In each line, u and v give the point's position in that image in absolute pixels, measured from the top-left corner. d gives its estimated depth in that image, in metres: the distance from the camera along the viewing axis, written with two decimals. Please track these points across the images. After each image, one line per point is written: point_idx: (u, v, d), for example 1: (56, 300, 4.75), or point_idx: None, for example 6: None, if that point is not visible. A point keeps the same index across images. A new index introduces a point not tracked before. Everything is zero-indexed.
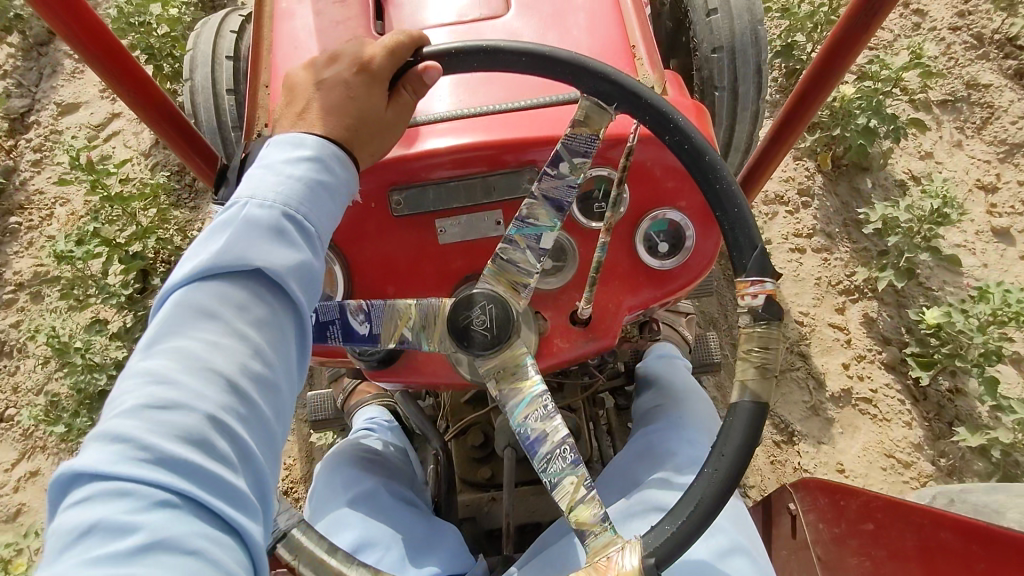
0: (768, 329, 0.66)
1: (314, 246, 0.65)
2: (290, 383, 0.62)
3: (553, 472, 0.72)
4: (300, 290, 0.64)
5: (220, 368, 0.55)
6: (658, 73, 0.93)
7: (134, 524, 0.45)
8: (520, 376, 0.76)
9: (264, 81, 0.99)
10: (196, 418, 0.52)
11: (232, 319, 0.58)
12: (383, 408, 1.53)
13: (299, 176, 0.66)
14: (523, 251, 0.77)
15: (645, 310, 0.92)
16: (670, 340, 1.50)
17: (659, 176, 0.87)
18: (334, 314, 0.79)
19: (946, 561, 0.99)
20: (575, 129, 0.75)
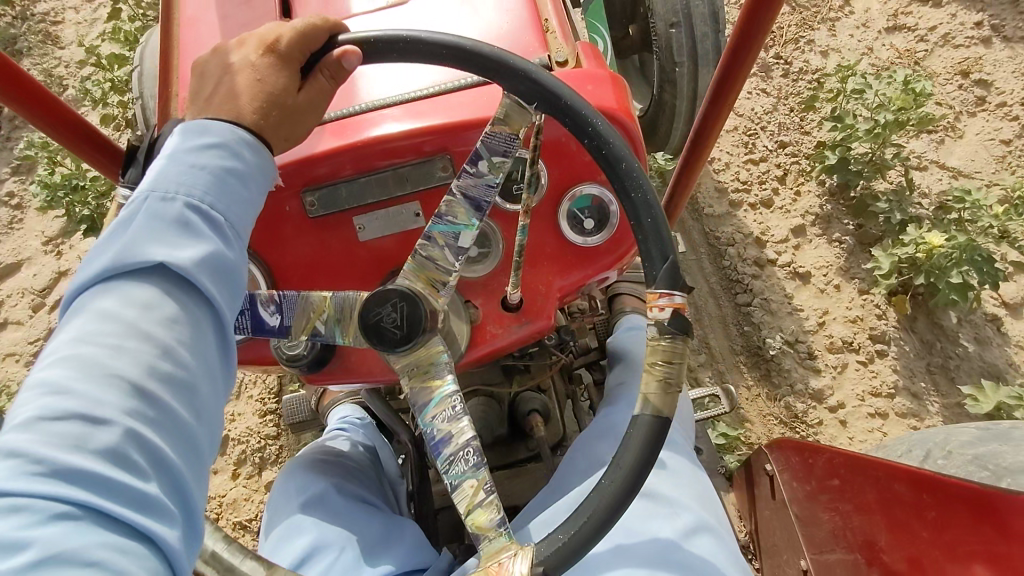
0: (674, 346, 0.62)
1: (231, 237, 0.57)
2: (217, 385, 0.53)
3: (454, 474, 0.72)
4: (222, 284, 0.55)
5: (130, 368, 0.47)
6: (570, 46, 0.91)
7: (22, 543, 0.37)
8: (431, 376, 0.76)
9: (175, 92, 0.98)
10: (100, 425, 0.43)
11: (143, 311, 0.49)
12: (355, 406, 1.53)
13: (204, 165, 0.57)
14: (441, 248, 0.75)
15: (579, 289, 0.91)
16: (636, 310, 1.46)
17: (576, 151, 0.84)
18: (244, 305, 0.77)
19: (903, 510, 0.98)
20: (494, 127, 0.72)
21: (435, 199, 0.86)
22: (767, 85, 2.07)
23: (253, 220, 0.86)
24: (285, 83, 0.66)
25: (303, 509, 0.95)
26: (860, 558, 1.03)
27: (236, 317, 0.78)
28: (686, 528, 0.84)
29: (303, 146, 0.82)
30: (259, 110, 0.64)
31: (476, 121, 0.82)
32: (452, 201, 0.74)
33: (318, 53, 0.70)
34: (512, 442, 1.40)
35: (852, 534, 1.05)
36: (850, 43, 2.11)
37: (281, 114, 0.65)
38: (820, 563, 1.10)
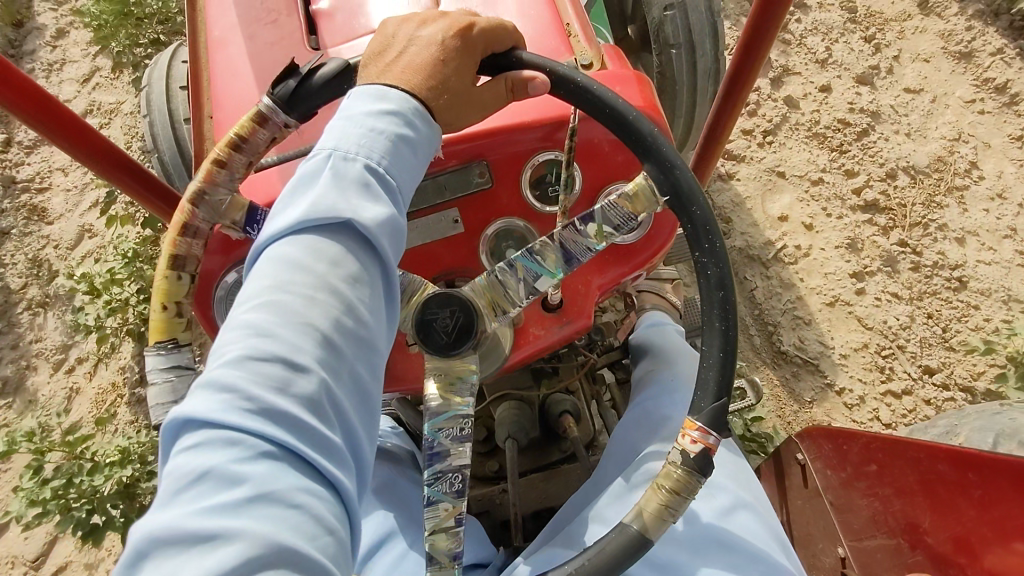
0: (683, 480, 0.65)
1: (395, 202, 0.62)
2: (382, 341, 0.59)
3: (434, 490, 0.74)
4: (387, 247, 0.60)
5: (318, 322, 0.53)
6: (595, 48, 0.92)
7: (241, 474, 0.45)
8: (455, 390, 0.76)
9: (207, 112, 1.00)
10: (297, 372, 0.50)
11: (326, 271, 0.55)
12: (384, 417, 1.53)
13: (385, 131, 0.62)
14: (518, 281, 0.77)
15: (615, 287, 0.92)
16: (657, 307, 1.48)
17: (608, 152, 0.86)
18: None
19: (946, 489, 0.99)
20: (616, 200, 0.74)
21: (473, 205, 0.88)
22: (897, 285, 1.83)
23: None
24: (460, 70, 0.69)
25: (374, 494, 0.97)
26: (903, 542, 1.04)
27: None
28: (723, 508, 0.84)
29: None
30: (433, 92, 0.67)
31: (515, 125, 0.85)
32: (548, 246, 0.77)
33: (494, 54, 0.74)
34: (545, 444, 1.41)
35: (892, 519, 1.06)
36: (987, 221, 1.90)
37: (451, 97, 0.69)
38: (858, 550, 1.09)
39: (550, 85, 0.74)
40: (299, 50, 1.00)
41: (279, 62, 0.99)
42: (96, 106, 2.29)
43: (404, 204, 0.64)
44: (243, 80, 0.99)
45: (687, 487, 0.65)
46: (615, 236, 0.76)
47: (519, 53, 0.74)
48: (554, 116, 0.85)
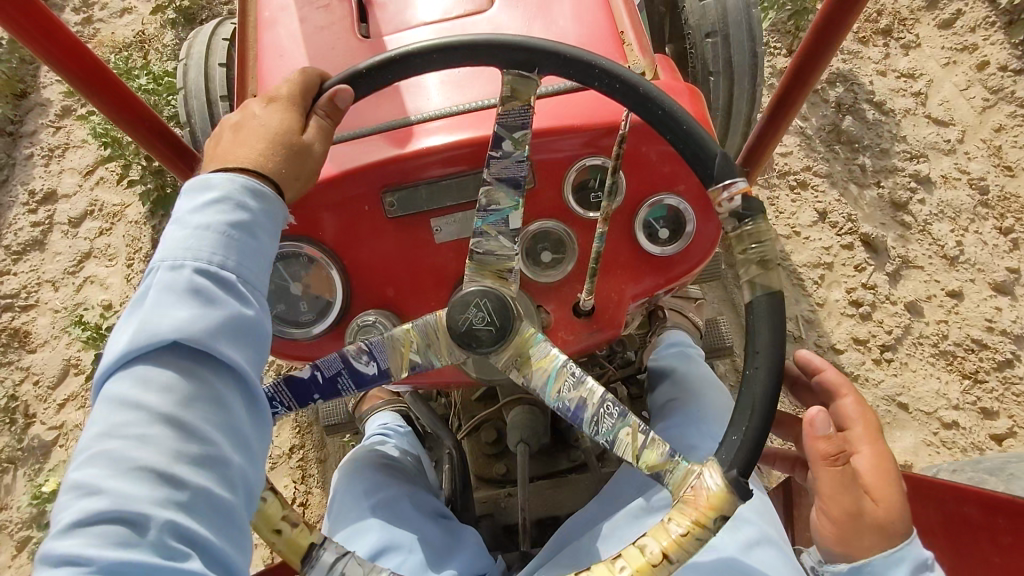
0: (755, 227, 0.71)
1: (236, 296, 0.64)
2: (241, 447, 0.61)
3: (606, 430, 0.75)
4: (235, 347, 0.63)
5: (152, 461, 0.55)
6: (649, 58, 0.92)
7: None
8: (536, 356, 0.76)
9: (253, 90, 1.00)
10: (136, 516, 0.52)
11: (162, 401, 0.57)
12: (395, 412, 1.51)
13: (218, 229, 0.65)
14: (496, 238, 0.77)
15: (648, 298, 0.91)
16: (680, 326, 1.46)
17: (655, 162, 0.85)
18: (338, 364, 0.78)
19: (969, 533, 0.98)
20: (505, 104, 0.74)
21: None
22: None
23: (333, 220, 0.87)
24: (284, 122, 0.74)
25: (370, 507, 0.95)
26: None
27: (335, 380, 0.79)
28: (747, 541, 0.83)
29: (383, 152, 0.85)
30: (266, 151, 0.72)
31: (561, 128, 0.84)
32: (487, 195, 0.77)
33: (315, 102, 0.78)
34: (555, 452, 1.40)
35: None
36: None
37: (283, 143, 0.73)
38: None
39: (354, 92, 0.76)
40: (349, 35, 1.00)
41: (328, 48, 0.98)
42: (97, 206, 2.09)
43: (253, 294, 0.67)
44: (292, 61, 0.98)
45: (759, 219, 0.71)
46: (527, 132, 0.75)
47: (323, 86, 0.77)
48: (604, 121, 0.84)
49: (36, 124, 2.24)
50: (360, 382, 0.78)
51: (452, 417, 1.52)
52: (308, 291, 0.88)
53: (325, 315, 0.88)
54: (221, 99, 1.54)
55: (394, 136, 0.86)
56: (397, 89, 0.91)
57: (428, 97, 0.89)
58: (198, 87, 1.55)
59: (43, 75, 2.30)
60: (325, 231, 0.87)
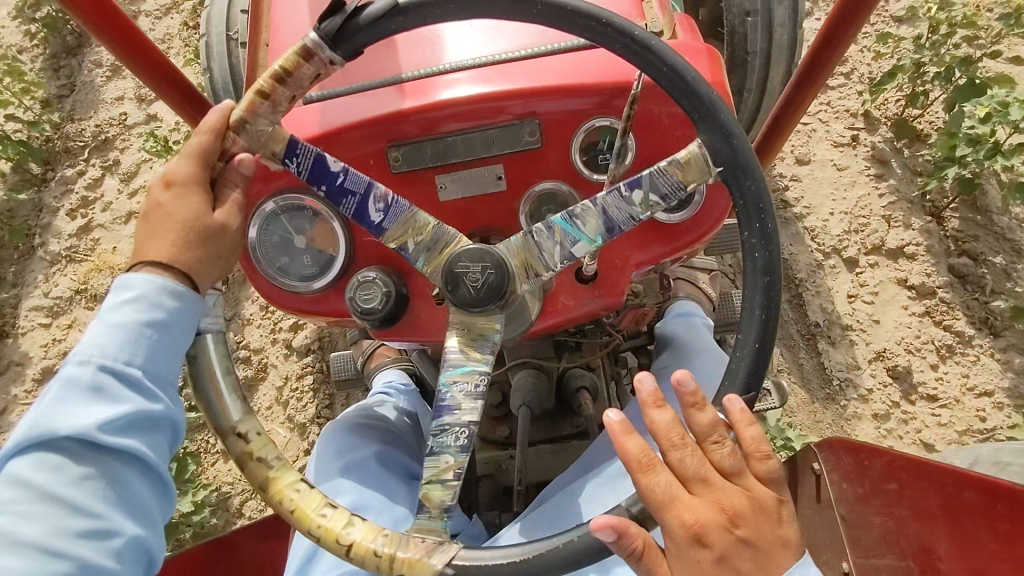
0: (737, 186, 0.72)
1: (139, 392, 0.66)
2: (167, 433, 0.70)
3: (438, 440, 0.73)
4: (134, 439, 0.66)
5: (84, 472, 0.63)
6: (668, 17, 0.88)
7: (103, 534, 0.63)
8: (479, 346, 0.75)
9: (264, 40, 0.98)
10: (82, 459, 0.63)
11: (66, 478, 0.62)
12: (401, 370, 1.53)
13: (134, 329, 0.67)
14: (555, 244, 0.74)
15: (654, 266, 0.89)
16: (691, 297, 1.44)
17: (667, 126, 0.82)
18: (360, 187, 0.76)
19: (971, 518, 0.97)
20: (667, 166, 0.72)
21: (519, 164, 0.85)
22: None
23: None
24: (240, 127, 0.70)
25: (341, 469, 0.96)
26: (912, 565, 1.02)
27: (343, 196, 0.77)
28: None
29: (391, 106, 0.83)
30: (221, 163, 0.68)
31: (570, 86, 0.81)
32: (700, 157, 0.71)
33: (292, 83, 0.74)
34: (557, 417, 1.40)
35: (905, 541, 1.04)
36: None
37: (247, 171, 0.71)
38: (863, 566, 1.08)
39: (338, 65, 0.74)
40: None
41: None
42: None
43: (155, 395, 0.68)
44: (303, 10, 0.97)
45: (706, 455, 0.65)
46: (660, 205, 0.73)
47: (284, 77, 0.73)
48: (616, 80, 0.82)
49: (9, 395, 1.91)
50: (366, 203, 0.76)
51: None
52: (312, 245, 0.88)
53: (327, 269, 0.89)
54: (239, 46, 1.52)
55: (401, 89, 0.84)
56: (409, 41, 0.89)
57: (437, 50, 0.87)
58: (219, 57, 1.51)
59: (24, 317, 2.00)
60: None
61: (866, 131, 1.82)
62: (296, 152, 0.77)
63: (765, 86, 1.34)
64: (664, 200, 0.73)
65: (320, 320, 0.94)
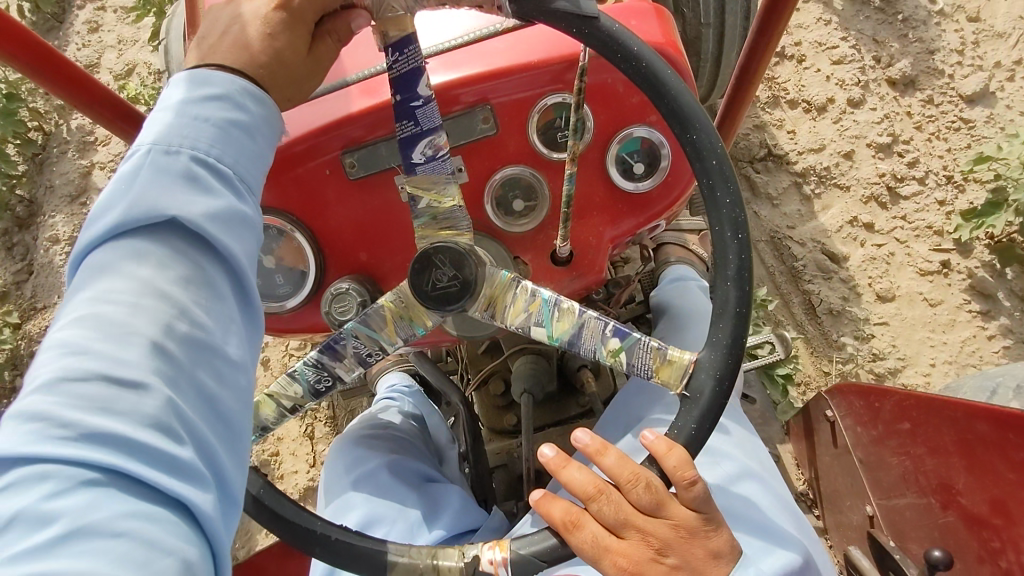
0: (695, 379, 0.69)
1: (198, 317, 0.51)
2: (234, 345, 0.54)
3: (311, 372, 0.79)
4: (195, 408, 0.49)
5: (143, 333, 0.48)
6: None
7: (53, 513, 0.39)
8: (397, 332, 0.78)
9: None
10: (128, 383, 0.46)
11: (151, 332, 0.48)
12: (403, 372, 1.51)
13: (219, 123, 0.59)
14: (525, 313, 0.74)
15: (629, 238, 0.88)
16: (683, 261, 1.40)
17: (623, 93, 0.80)
18: (432, 125, 0.71)
19: (985, 449, 0.94)
20: (655, 356, 0.72)
21: (478, 153, 0.83)
22: None
23: (295, 188, 0.84)
24: (292, 41, 0.66)
25: (352, 483, 0.96)
26: (933, 501, 1.01)
27: (405, 119, 0.71)
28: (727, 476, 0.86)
29: (340, 111, 0.81)
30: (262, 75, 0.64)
31: (517, 66, 0.79)
32: (685, 368, 0.70)
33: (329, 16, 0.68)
34: (563, 397, 1.39)
35: (924, 479, 1.03)
36: None
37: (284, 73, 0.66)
38: (888, 507, 1.09)
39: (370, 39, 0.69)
40: None
41: None
42: None
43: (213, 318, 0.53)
44: None
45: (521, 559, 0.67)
46: (625, 370, 0.74)
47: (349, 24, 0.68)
48: (564, 53, 0.79)
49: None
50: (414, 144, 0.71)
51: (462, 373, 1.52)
52: (281, 264, 0.86)
53: (300, 287, 0.87)
54: None
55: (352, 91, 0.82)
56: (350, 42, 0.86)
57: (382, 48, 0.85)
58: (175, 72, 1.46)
59: None
60: (288, 198, 0.84)
61: (957, 256, 1.68)
62: (408, 49, 0.69)
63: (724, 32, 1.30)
64: (631, 371, 0.74)
65: (302, 337, 0.92)
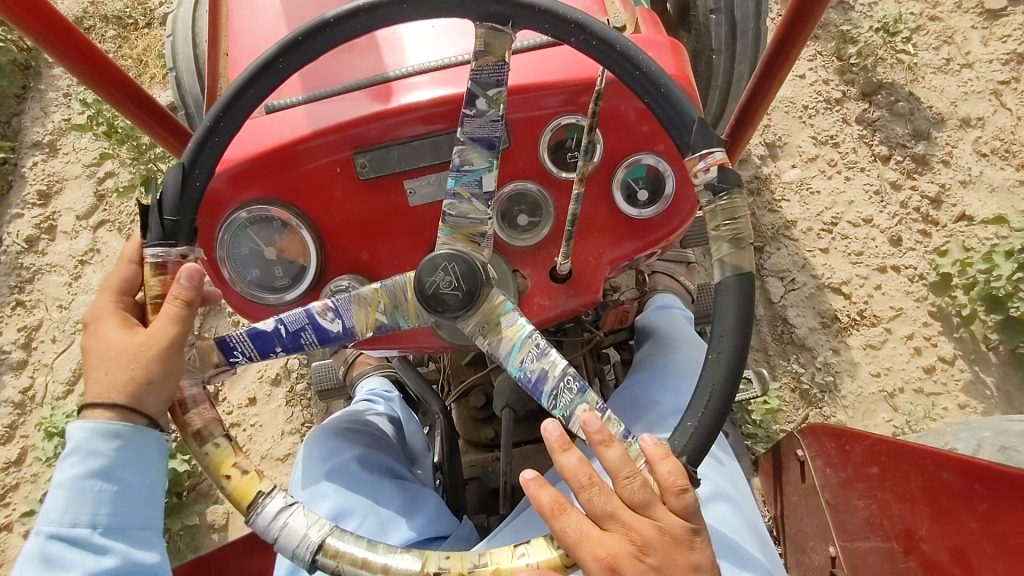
0: (729, 202, 0.69)
1: (96, 545, 0.65)
2: (137, 516, 0.68)
3: (562, 405, 0.73)
4: (106, 525, 0.66)
5: (73, 534, 0.64)
6: (631, 11, 0.89)
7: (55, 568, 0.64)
8: (502, 326, 0.74)
9: (224, 49, 0.97)
10: (78, 552, 0.64)
11: (81, 542, 0.64)
12: (384, 377, 1.51)
13: (74, 485, 0.65)
14: (469, 201, 0.75)
15: (627, 262, 0.89)
16: (670, 290, 1.43)
17: (634, 120, 0.82)
18: (303, 320, 0.75)
19: (951, 499, 0.97)
20: (478, 60, 0.72)
21: None
22: None
23: (303, 183, 0.85)
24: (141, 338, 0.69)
25: (326, 473, 0.93)
26: (896, 546, 1.03)
27: (299, 335, 0.75)
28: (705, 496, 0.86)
29: (358, 109, 0.82)
30: (135, 378, 0.67)
31: (536, 86, 0.81)
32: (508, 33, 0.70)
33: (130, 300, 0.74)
34: (541, 416, 1.39)
35: (889, 524, 1.05)
36: None
37: (141, 357, 0.68)
38: (850, 550, 1.09)
39: (223, 350, 0.75)
40: None
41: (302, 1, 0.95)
42: None
43: (114, 514, 0.66)
44: (266, 15, 0.95)
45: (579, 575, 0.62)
46: (503, 92, 0.73)
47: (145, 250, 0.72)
48: (580, 77, 0.81)
49: None
50: (320, 331, 0.75)
51: (444, 382, 1.52)
52: (282, 255, 0.86)
53: (299, 280, 0.87)
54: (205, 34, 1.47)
55: (377, 91, 0.83)
56: (372, 44, 0.88)
57: (403, 53, 0.87)
58: (191, 70, 1.45)
59: None
60: (296, 191, 0.85)
61: None
62: (235, 352, 0.75)
63: (733, 70, 1.35)
64: (500, 86, 0.73)
65: None
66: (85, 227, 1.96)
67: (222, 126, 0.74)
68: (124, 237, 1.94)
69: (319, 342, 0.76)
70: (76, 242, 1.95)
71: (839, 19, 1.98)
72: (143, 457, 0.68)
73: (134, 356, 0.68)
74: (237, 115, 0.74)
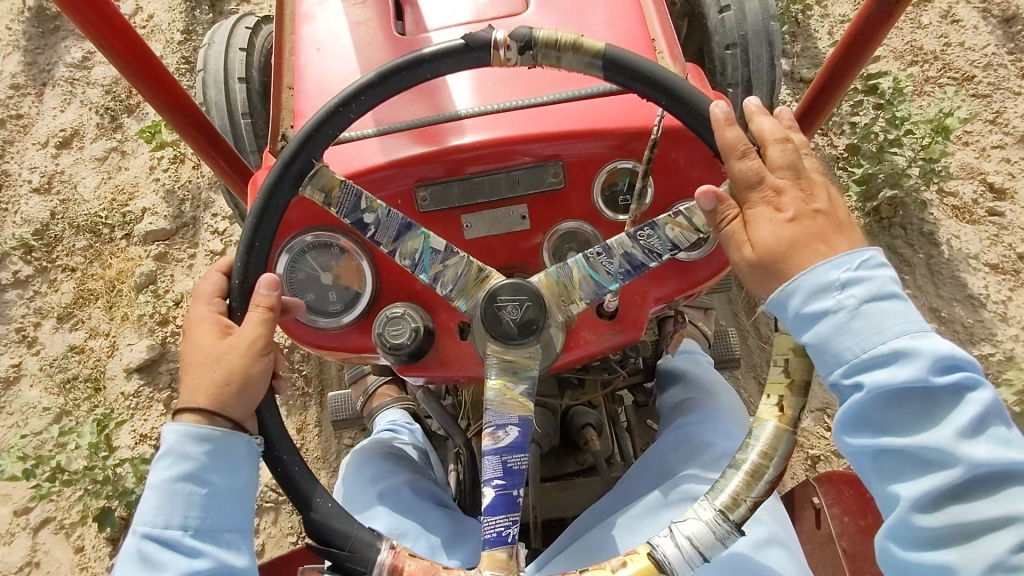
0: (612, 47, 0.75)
1: (189, 546, 0.69)
2: (227, 520, 0.72)
3: (660, 245, 0.78)
4: (198, 524, 0.70)
5: (168, 529, 0.69)
6: (680, 66, 0.94)
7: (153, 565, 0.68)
8: (573, 285, 0.78)
9: (288, 82, 1.01)
10: (176, 547, 0.69)
11: (178, 537, 0.69)
12: (404, 410, 1.49)
13: (168, 487, 0.70)
14: (455, 261, 0.80)
15: (669, 302, 0.93)
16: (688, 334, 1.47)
17: (684, 167, 0.87)
18: (496, 461, 0.73)
19: None
20: None
21: (543, 205, 0.88)
22: None
23: None
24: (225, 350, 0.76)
25: (377, 495, 0.95)
26: None
27: (509, 466, 0.72)
28: (759, 540, 0.85)
29: (418, 148, 0.86)
30: (217, 388, 0.74)
31: (592, 131, 0.85)
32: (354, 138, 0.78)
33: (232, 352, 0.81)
34: (563, 453, 1.40)
35: None
36: None
37: (220, 365, 0.75)
38: None
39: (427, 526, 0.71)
40: (384, 31, 1.01)
41: (366, 43, 1.00)
42: None
43: (207, 514, 0.71)
44: (333, 53, 1.00)
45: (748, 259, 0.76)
46: None
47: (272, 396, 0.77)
48: (635, 125, 0.86)
49: None
50: (512, 452, 0.73)
51: (462, 417, 1.52)
52: (338, 281, 0.89)
53: (353, 305, 0.90)
54: (239, 67, 1.50)
55: (440, 130, 0.88)
56: (433, 86, 0.93)
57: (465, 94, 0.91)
58: (223, 121, 1.47)
59: None
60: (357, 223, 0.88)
61: None
62: (505, 532, 0.70)
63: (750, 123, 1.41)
64: None
65: (338, 356, 0.94)
66: (25, 527, 1.61)
67: (264, 221, 0.80)
68: (72, 546, 1.59)
69: (522, 451, 0.74)
70: (11, 550, 1.60)
71: (948, 286, 1.69)
72: (233, 463, 0.73)
73: (214, 363, 0.75)
74: (276, 209, 0.80)
